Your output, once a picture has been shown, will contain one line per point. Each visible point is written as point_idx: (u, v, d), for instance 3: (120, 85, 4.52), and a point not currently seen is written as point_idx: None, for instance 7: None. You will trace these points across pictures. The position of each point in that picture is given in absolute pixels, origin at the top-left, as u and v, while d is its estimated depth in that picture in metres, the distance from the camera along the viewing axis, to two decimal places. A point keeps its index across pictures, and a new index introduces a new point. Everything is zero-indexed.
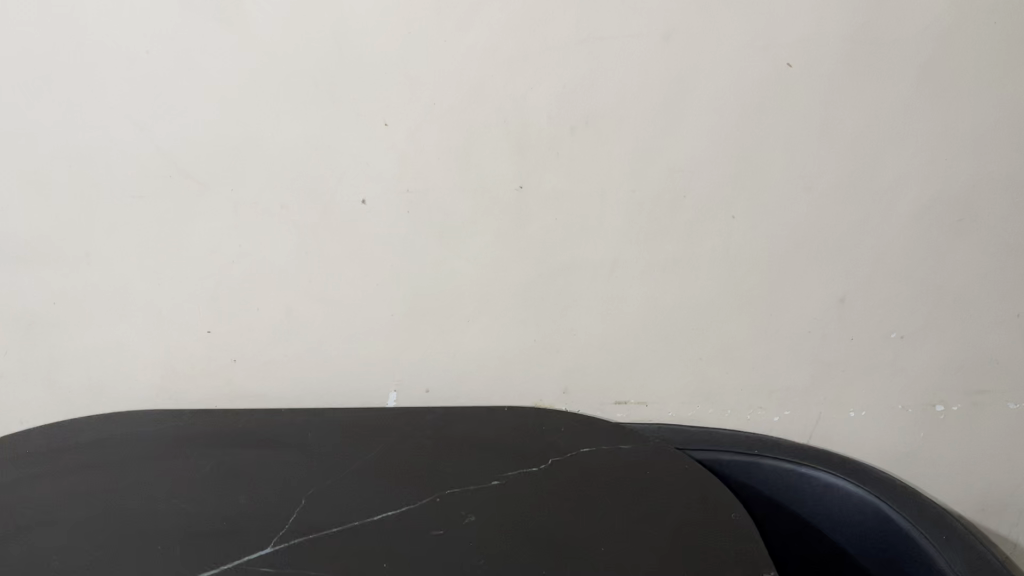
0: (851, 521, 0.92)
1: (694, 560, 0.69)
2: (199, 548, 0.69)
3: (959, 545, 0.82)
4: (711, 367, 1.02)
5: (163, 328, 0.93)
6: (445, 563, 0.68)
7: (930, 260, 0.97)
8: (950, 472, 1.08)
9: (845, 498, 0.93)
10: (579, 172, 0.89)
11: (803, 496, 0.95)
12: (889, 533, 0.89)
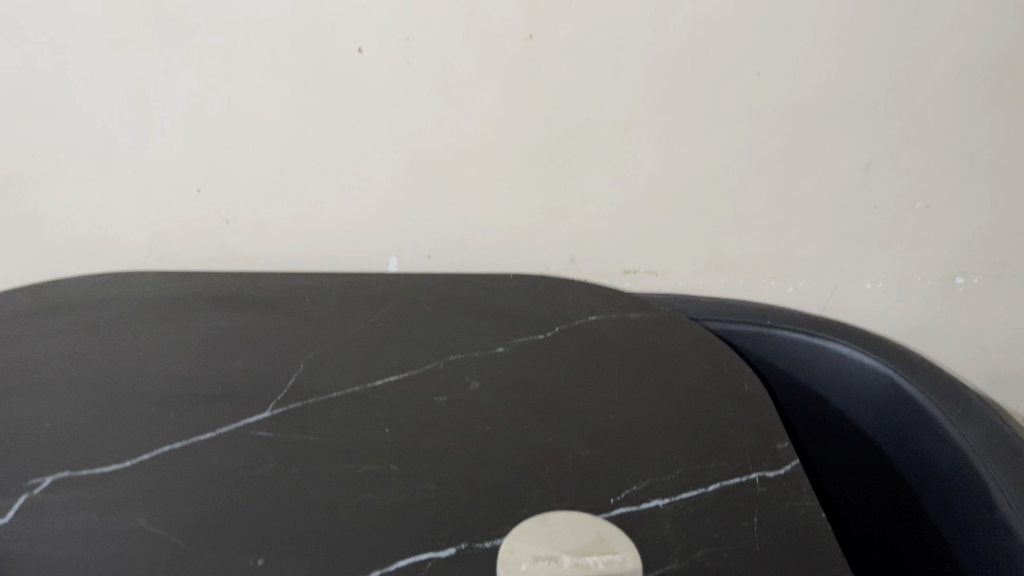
0: (868, 396, 0.83)
1: (709, 428, 0.66)
2: (194, 410, 0.67)
3: (976, 419, 0.73)
4: (725, 235, 0.98)
5: (152, 185, 0.90)
6: (446, 429, 0.66)
7: (965, 124, 0.90)
8: (964, 344, 1.06)
9: (872, 380, 0.82)
10: (594, 20, 0.82)
11: (828, 376, 0.85)
12: (907, 410, 0.79)
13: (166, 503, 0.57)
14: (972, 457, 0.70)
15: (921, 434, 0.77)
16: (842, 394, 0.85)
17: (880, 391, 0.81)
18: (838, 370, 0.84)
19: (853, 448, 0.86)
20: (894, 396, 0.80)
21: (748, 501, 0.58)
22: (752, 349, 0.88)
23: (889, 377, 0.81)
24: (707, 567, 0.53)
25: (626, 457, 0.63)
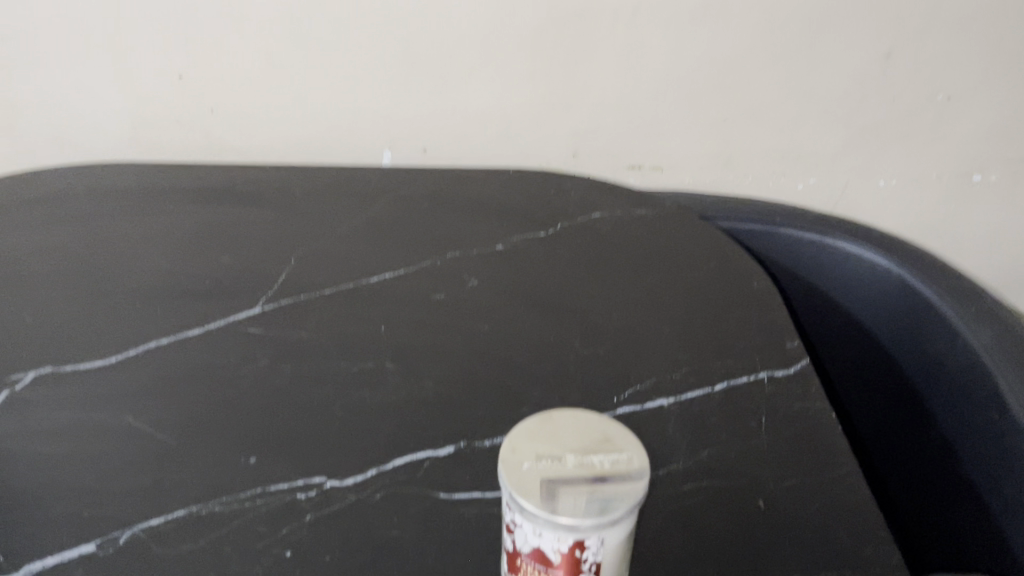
0: (878, 297, 0.80)
1: (716, 326, 0.63)
2: (181, 305, 0.64)
3: (989, 321, 0.70)
4: (735, 129, 0.93)
5: (130, 70, 0.84)
6: (444, 327, 0.63)
7: (994, 8, 0.85)
8: (976, 244, 1.03)
9: (883, 280, 0.79)
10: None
11: (838, 277, 0.82)
12: (917, 311, 0.76)
13: (155, 399, 0.56)
14: (983, 359, 0.68)
15: (931, 335, 0.74)
16: (850, 293, 0.82)
17: (889, 290, 0.78)
18: (847, 269, 0.81)
19: (858, 347, 0.84)
20: (904, 295, 0.77)
21: (757, 400, 0.56)
22: (759, 248, 0.85)
23: (899, 276, 0.78)
24: (713, 468, 0.52)
25: (630, 357, 0.60)
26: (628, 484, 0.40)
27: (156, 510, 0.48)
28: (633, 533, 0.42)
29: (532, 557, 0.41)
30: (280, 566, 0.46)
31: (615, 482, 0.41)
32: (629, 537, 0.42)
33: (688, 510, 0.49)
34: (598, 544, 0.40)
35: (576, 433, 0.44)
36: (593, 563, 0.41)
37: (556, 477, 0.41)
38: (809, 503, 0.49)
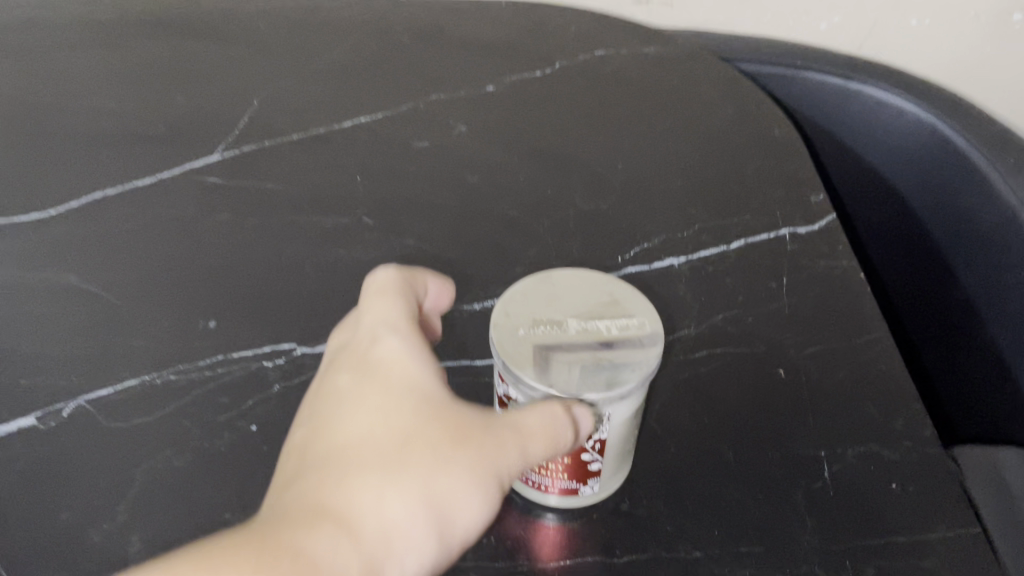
0: (917, 158, 0.66)
1: (733, 176, 0.56)
2: (130, 151, 0.57)
3: None
4: None
5: None
6: (429, 177, 0.56)
7: None
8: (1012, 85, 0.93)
9: (925, 139, 0.64)
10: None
11: (872, 131, 0.68)
12: (962, 180, 0.62)
13: (102, 256, 0.49)
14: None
15: (964, 190, 0.62)
16: (886, 150, 0.68)
17: (915, 135, 0.65)
18: (868, 106, 0.67)
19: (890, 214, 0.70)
20: (933, 141, 0.64)
21: (777, 260, 0.50)
22: (763, 81, 0.70)
23: (930, 117, 0.64)
24: (727, 333, 0.47)
25: (636, 211, 0.54)
26: (639, 354, 0.35)
27: (102, 380, 0.43)
28: (642, 407, 0.37)
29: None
30: (245, 441, 0.41)
31: (623, 351, 0.35)
32: (637, 410, 0.37)
33: (699, 379, 0.44)
34: (603, 420, 0.35)
35: (578, 294, 0.38)
36: (597, 440, 0.36)
37: (556, 347, 0.35)
38: (834, 371, 0.44)
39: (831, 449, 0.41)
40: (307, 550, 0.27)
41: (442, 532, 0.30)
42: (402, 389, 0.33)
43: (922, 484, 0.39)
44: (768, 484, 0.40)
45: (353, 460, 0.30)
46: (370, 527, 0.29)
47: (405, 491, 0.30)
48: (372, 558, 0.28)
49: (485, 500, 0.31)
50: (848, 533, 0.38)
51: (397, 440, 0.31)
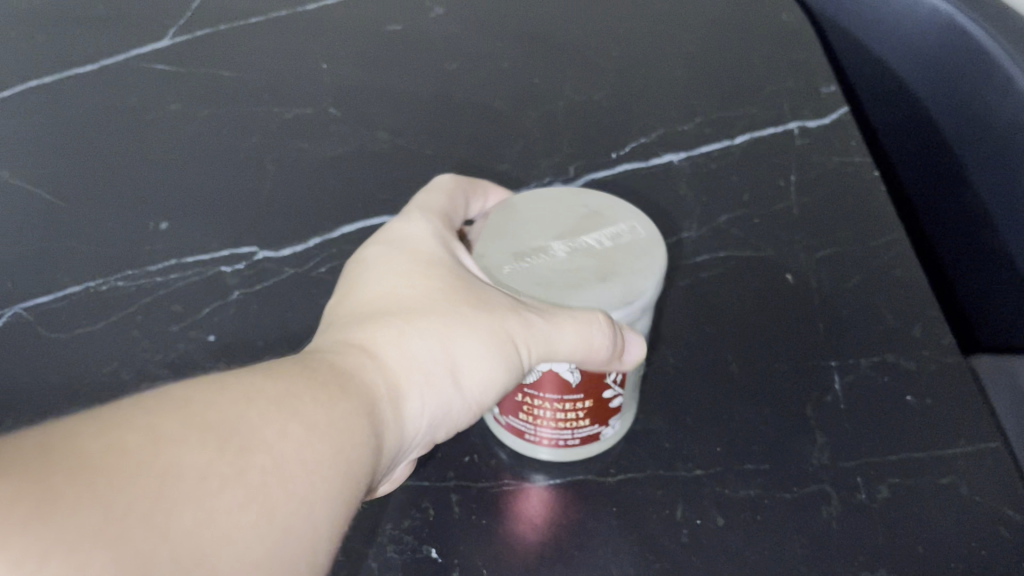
0: (930, 53, 0.57)
1: (737, 65, 0.51)
2: (65, 36, 0.51)
3: None
4: None
5: None
6: (402, 65, 0.51)
7: None
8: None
9: (939, 28, 0.55)
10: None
11: (889, 20, 0.59)
12: (976, 75, 0.53)
13: (38, 151, 0.45)
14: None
15: (971, 84, 0.54)
16: (902, 43, 0.59)
17: (930, 23, 0.56)
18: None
19: (910, 127, 0.62)
20: (946, 30, 0.55)
21: (785, 156, 0.46)
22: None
23: (943, 1, 0.54)
24: (732, 235, 0.43)
25: (632, 102, 0.49)
26: (644, 258, 0.30)
27: (39, 287, 0.39)
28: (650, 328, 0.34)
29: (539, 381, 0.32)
30: (201, 352, 0.37)
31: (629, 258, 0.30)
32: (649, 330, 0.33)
33: (702, 286, 0.41)
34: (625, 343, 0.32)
35: (554, 208, 0.33)
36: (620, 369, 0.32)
37: (552, 272, 0.30)
38: (845, 276, 0.41)
39: (842, 360, 0.38)
40: (337, 371, 0.25)
41: (464, 378, 0.28)
42: (423, 256, 0.30)
43: (937, 395, 0.36)
44: (774, 399, 0.37)
45: (373, 312, 0.28)
46: (393, 358, 0.26)
47: (426, 329, 0.27)
48: (391, 385, 0.26)
49: (507, 363, 0.28)
50: (859, 449, 0.35)
51: (434, 291, 0.29)
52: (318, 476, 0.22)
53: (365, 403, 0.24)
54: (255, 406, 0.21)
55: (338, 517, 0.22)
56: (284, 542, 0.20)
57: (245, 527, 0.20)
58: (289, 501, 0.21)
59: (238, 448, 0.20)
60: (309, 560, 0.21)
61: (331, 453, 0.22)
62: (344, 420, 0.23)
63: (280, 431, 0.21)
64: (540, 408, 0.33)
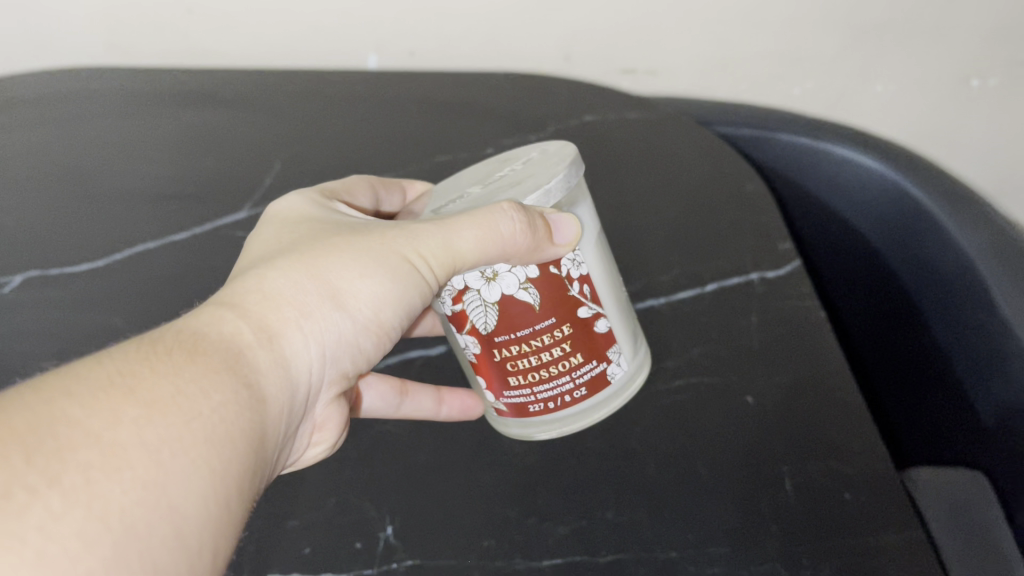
0: (885, 213, 0.71)
1: (709, 226, 0.62)
2: (166, 208, 0.66)
3: (1010, 256, 0.61)
4: (733, 34, 0.82)
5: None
6: None
7: None
8: (1004, 150, 0.94)
9: (887, 194, 0.70)
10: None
11: (845, 190, 0.73)
12: (928, 235, 0.67)
13: (144, 300, 0.59)
14: (985, 269, 0.61)
15: (925, 241, 0.67)
16: (857, 207, 0.73)
17: (883, 193, 0.70)
18: (839, 159, 0.72)
19: (873, 277, 0.75)
20: (895, 193, 0.69)
21: (747, 301, 0.56)
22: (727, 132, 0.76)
23: (893, 173, 0.69)
24: (703, 364, 0.53)
25: (620, 260, 0.61)
26: (547, 172, 0.42)
27: None
28: (603, 253, 0.45)
29: (516, 322, 0.42)
30: None
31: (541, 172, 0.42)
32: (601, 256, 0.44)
33: (682, 406, 0.50)
34: (577, 257, 0.42)
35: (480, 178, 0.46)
36: (582, 284, 0.43)
37: (473, 204, 0.43)
38: (798, 397, 0.49)
39: (795, 466, 0.46)
40: (184, 348, 0.32)
41: (346, 311, 0.38)
42: (285, 243, 0.40)
43: (872, 493, 0.44)
44: (739, 497, 0.45)
45: (247, 272, 0.38)
46: (256, 303, 0.36)
47: (294, 274, 0.37)
48: (260, 332, 0.35)
49: (387, 279, 0.39)
50: (808, 541, 0.42)
51: (294, 255, 0.38)
52: (151, 452, 0.28)
53: (220, 364, 0.32)
54: (80, 402, 0.28)
55: (190, 486, 0.28)
56: (138, 512, 0.26)
57: (72, 521, 0.25)
58: (126, 486, 0.27)
59: (69, 438, 0.26)
60: (171, 525, 0.27)
61: (173, 425, 0.29)
62: (174, 408, 0.29)
63: (107, 423, 0.27)
64: (537, 347, 0.43)
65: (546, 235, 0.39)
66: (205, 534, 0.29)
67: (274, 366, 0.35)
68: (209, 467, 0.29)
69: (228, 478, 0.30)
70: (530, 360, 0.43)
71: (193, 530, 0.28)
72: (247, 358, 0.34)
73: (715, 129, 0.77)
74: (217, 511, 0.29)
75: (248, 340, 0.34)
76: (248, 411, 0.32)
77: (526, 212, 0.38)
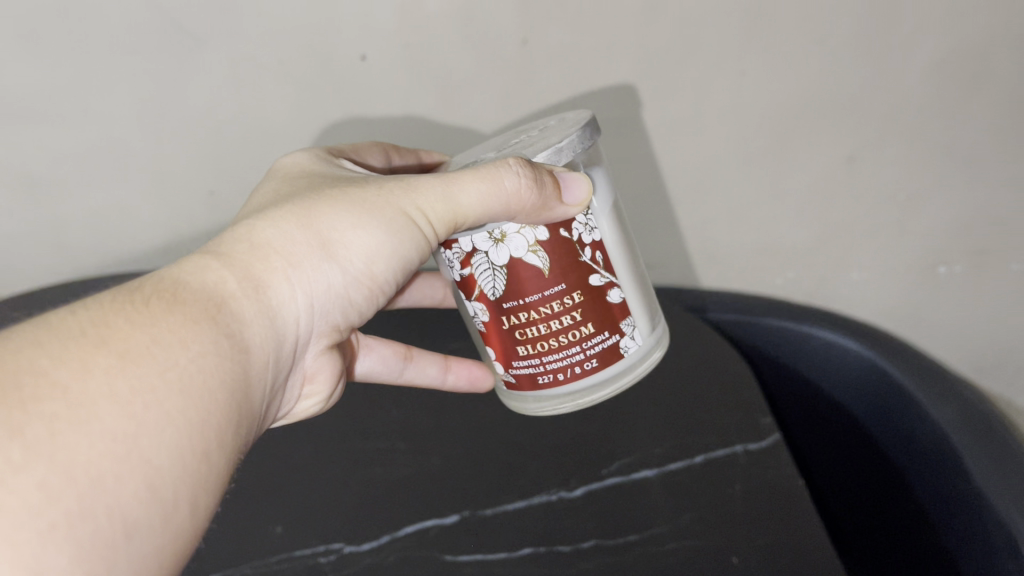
0: (863, 383, 0.78)
1: (696, 403, 0.70)
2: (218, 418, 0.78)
3: (975, 427, 0.67)
4: (718, 233, 0.93)
5: (151, 210, 0.87)
6: (455, 430, 0.72)
7: (953, 112, 0.82)
8: (978, 334, 1.02)
9: (863, 367, 0.78)
10: (568, 4, 0.73)
11: (827, 366, 0.81)
12: (900, 402, 0.74)
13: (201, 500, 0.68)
14: (959, 440, 0.67)
15: (902, 415, 0.74)
16: (838, 382, 0.81)
17: (861, 369, 0.78)
18: (818, 340, 0.80)
19: (861, 449, 0.80)
20: (872, 369, 0.77)
21: (733, 471, 0.62)
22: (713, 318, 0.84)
23: (869, 351, 0.77)
24: (692, 529, 0.58)
25: (618, 434, 0.68)
26: (559, 134, 0.54)
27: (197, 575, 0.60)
28: (615, 233, 0.56)
29: (528, 289, 0.52)
30: None
31: (558, 134, 0.54)
32: (612, 230, 0.55)
33: (672, 566, 0.55)
34: (589, 223, 0.53)
35: (500, 147, 0.59)
36: (596, 252, 0.53)
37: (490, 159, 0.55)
38: (778, 558, 0.54)
39: None
40: (161, 302, 0.41)
41: (333, 260, 0.50)
42: (280, 201, 0.51)
43: None
44: None
45: (240, 224, 0.49)
46: (245, 255, 0.47)
47: (284, 227, 0.48)
48: (243, 282, 0.45)
49: (369, 231, 0.51)
50: None
51: (290, 207, 0.50)
52: (123, 402, 0.36)
53: (198, 317, 0.42)
54: (55, 359, 0.35)
55: (157, 439, 0.36)
56: (108, 462, 0.34)
57: (34, 474, 0.31)
58: (93, 437, 0.34)
59: (34, 391, 0.34)
60: (136, 475, 0.35)
61: (144, 374, 0.37)
62: (144, 364, 0.37)
63: (82, 374, 0.35)
64: (548, 309, 0.53)
65: (552, 195, 0.49)
66: (174, 481, 0.37)
67: (252, 309, 0.45)
68: (178, 416, 0.38)
69: (197, 430, 0.38)
70: (542, 330, 0.54)
71: (163, 478, 0.36)
72: (228, 307, 0.44)
73: (703, 315, 0.85)
74: (183, 459, 0.37)
75: (232, 290, 0.45)
76: (218, 367, 0.41)
77: (535, 173, 0.48)
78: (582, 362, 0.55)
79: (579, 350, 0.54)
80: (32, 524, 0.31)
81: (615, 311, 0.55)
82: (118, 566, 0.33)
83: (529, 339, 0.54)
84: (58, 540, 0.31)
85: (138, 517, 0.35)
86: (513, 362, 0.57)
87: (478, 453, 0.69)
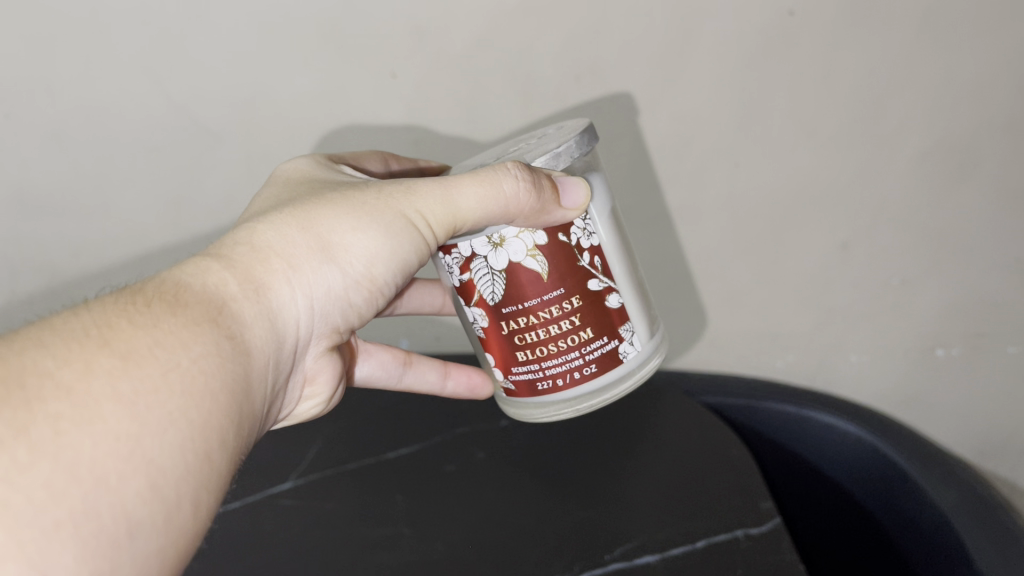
0: (865, 465, 0.79)
1: (698, 487, 0.70)
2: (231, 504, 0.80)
3: (977, 513, 0.68)
4: (718, 316, 0.96)
5: None
6: (461, 515, 0.73)
7: (941, 202, 0.86)
8: (981, 417, 1.03)
9: (863, 450, 0.79)
10: (569, 102, 0.77)
11: (829, 451, 0.82)
12: (902, 485, 0.75)
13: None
14: (960, 524, 0.68)
15: (903, 498, 0.75)
16: (840, 465, 0.81)
17: (863, 453, 0.79)
18: (819, 424, 0.82)
19: (864, 533, 0.80)
20: (873, 454, 0.78)
21: (735, 558, 0.62)
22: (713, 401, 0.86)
23: (870, 435, 0.78)
24: None
25: (621, 518, 0.69)
26: (559, 139, 0.57)
27: None
28: (615, 239, 0.58)
29: (527, 293, 0.55)
30: None
31: (557, 140, 0.58)
32: (612, 238, 0.58)
33: None
34: (588, 228, 0.56)
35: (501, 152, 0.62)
36: (594, 256, 0.56)
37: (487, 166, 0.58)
38: None
39: None
40: (163, 304, 0.44)
41: (333, 261, 0.53)
42: (281, 205, 0.54)
43: None
44: None
45: (241, 228, 0.52)
46: (245, 257, 0.49)
47: (284, 231, 0.51)
48: (243, 286, 0.48)
49: (369, 232, 0.53)
50: None
51: (290, 212, 0.53)
52: (124, 401, 0.38)
53: (198, 319, 0.44)
54: (59, 359, 0.37)
55: (158, 438, 0.38)
56: (111, 461, 0.36)
57: (40, 473, 0.33)
58: (97, 437, 0.36)
59: (39, 391, 0.36)
60: (138, 473, 0.37)
61: (146, 374, 0.39)
62: (146, 363, 0.40)
63: (85, 373, 0.37)
64: (545, 312, 0.56)
65: (549, 200, 0.52)
66: (176, 481, 0.39)
67: (252, 312, 0.48)
68: (180, 417, 0.40)
69: (198, 430, 0.40)
70: (541, 334, 0.57)
71: (165, 477, 0.38)
72: (228, 309, 0.46)
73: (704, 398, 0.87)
74: (185, 457, 0.39)
75: (232, 293, 0.47)
76: (218, 367, 0.43)
77: (533, 179, 0.52)
78: (581, 367, 0.58)
79: (578, 354, 0.57)
80: (37, 522, 0.33)
81: (614, 316, 0.57)
82: (122, 566, 0.35)
83: (528, 345, 0.57)
84: (64, 538, 0.33)
85: (142, 517, 0.37)
86: (513, 368, 0.59)
87: (483, 539, 0.69)
